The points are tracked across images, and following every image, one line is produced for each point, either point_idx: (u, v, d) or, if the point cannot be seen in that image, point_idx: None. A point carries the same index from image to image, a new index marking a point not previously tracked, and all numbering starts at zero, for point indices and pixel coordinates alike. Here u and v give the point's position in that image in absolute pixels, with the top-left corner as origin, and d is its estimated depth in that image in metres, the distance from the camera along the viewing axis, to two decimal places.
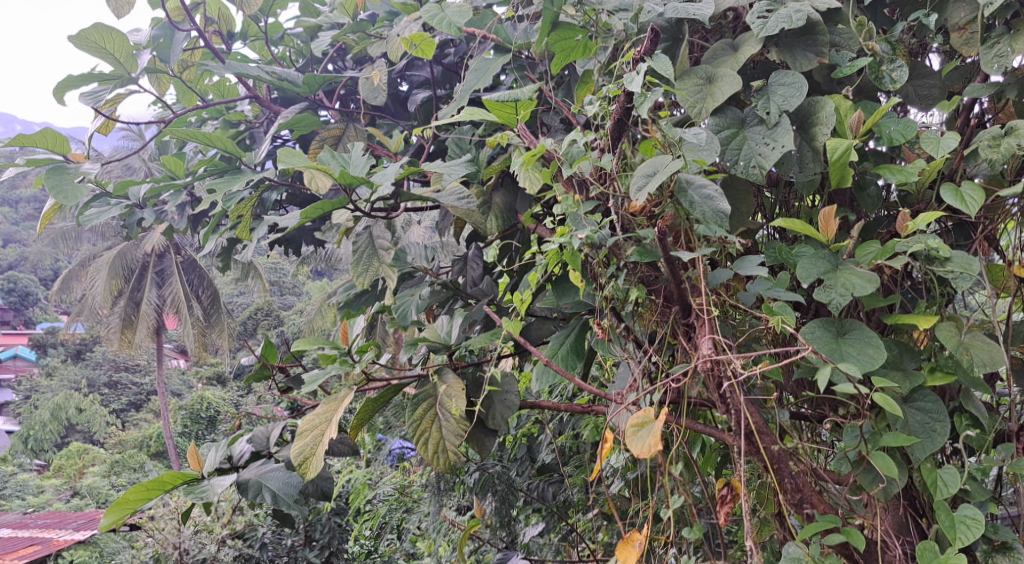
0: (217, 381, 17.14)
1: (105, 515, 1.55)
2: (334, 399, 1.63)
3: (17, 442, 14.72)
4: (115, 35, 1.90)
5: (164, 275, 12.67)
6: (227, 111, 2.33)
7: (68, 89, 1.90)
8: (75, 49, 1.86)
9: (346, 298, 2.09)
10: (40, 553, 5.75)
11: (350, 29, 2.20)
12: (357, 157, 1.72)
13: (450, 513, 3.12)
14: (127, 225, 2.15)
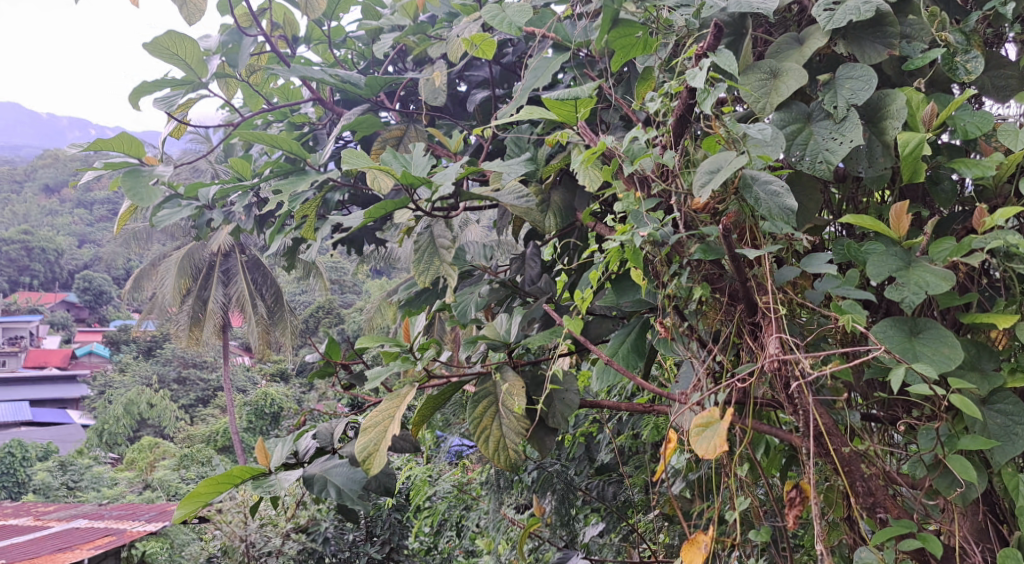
0: (281, 377, 17.42)
1: (178, 508, 1.57)
2: (396, 396, 1.64)
3: (92, 436, 15.14)
4: (188, 41, 1.93)
5: (230, 274, 12.87)
6: (291, 113, 2.36)
7: (143, 95, 1.93)
8: (150, 56, 1.90)
9: (408, 296, 2.10)
10: (117, 543, 5.03)
11: (411, 31, 2.22)
12: (419, 158, 1.73)
13: (508, 512, 3.13)
14: (197, 226, 2.17)
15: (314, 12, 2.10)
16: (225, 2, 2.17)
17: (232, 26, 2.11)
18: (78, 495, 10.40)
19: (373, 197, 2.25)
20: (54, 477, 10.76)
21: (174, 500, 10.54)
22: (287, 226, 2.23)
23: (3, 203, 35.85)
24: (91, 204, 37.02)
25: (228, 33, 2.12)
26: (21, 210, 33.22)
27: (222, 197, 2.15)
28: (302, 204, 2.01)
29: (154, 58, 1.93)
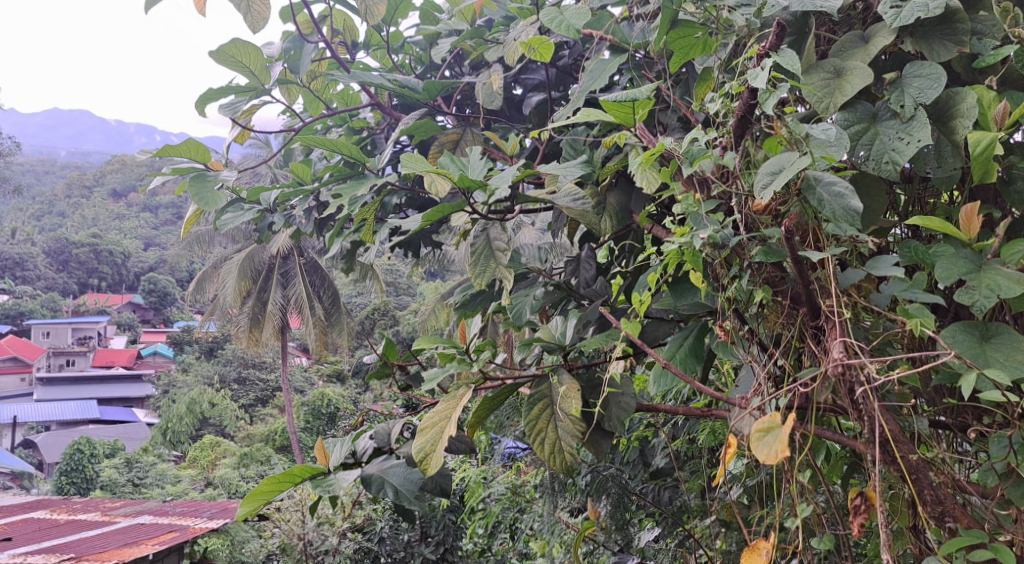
0: (337, 378, 17.63)
1: (240, 506, 1.60)
2: (452, 397, 1.65)
3: (157, 434, 15.44)
4: (251, 49, 1.96)
5: (289, 276, 13.03)
6: (350, 118, 2.40)
7: (208, 102, 1.97)
8: (215, 64, 1.93)
9: (463, 299, 2.10)
10: (179, 539, 5.05)
11: (468, 35, 2.23)
12: (475, 161, 1.75)
13: (563, 515, 3.12)
14: (258, 229, 2.19)
15: (374, 19, 2.06)
16: (287, 10, 2.20)
17: (294, 34, 2.14)
18: (143, 491, 10.59)
19: (430, 201, 2.27)
20: (120, 474, 10.98)
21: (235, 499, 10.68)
22: (346, 230, 2.25)
23: (73, 206, 36.84)
24: (156, 208, 37.88)
25: (290, 40, 2.15)
26: (90, 214, 34.18)
27: (282, 200, 2.18)
28: (361, 208, 2.03)
29: (220, 66, 1.96)
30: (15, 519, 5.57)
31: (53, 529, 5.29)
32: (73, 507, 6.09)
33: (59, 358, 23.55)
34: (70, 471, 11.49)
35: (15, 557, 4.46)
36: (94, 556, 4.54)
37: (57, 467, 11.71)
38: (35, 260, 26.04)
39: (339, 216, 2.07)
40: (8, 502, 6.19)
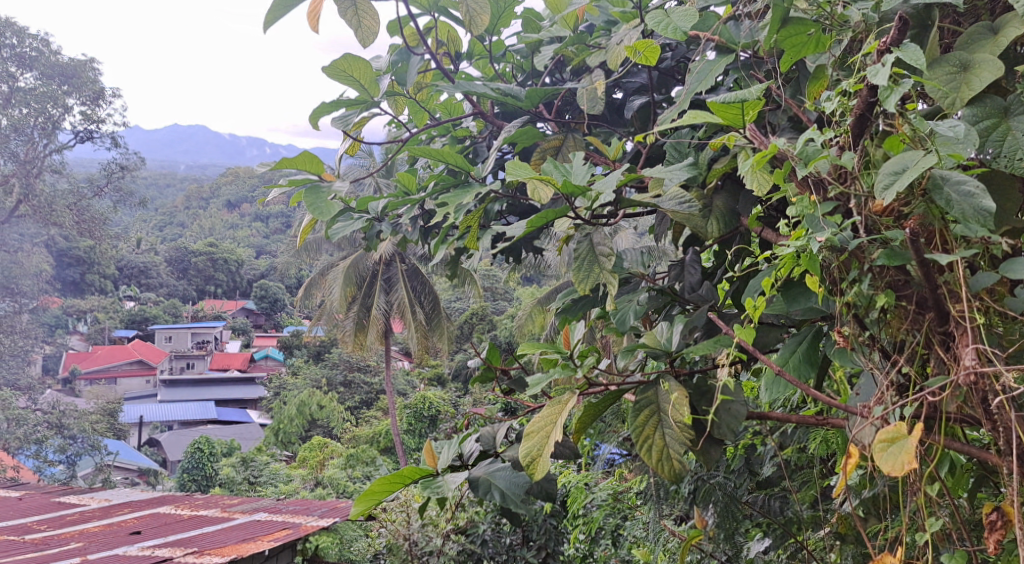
0: (438, 382, 17.91)
1: (354, 505, 1.67)
2: (557, 403, 1.67)
3: (269, 435, 15.96)
4: (361, 63, 2.00)
5: (391, 282, 13.24)
6: (453, 128, 2.43)
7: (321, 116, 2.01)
8: (328, 78, 1.97)
9: (565, 303, 2.08)
10: (293, 536, 5.07)
11: (571, 42, 2.23)
12: (578, 167, 1.78)
13: (669, 524, 3.05)
14: (367, 238, 2.24)
15: (478, 29, 2.06)
16: (395, 23, 2.24)
17: (400, 46, 2.18)
18: (258, 490, 10.84)
19: (532, 207, 2.27)
20: (237, 473, 11.27)
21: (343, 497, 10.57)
22: (450, 236, 2.27)
23: (191, 217, 38.42)
24: (267, 217, 38.96)
25: (397, 52, 2.19)
26: (207, 223, 35.66)
27: (390, 209, 2.21)
28: (465, 215, 2.06)
29: (333, 81, 2.01)
30: (142, 513, 5.70)
31: (177, 524, 5.41)
32: (195, 503, 6.17)
33: (181, 361, 24.71)
34: (191, 469, 11.95)
35: (144, 550, 4.62)
36: (213, 551, 4.62)
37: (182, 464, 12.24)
38: (157, 268, 27.06)
39: (445, 223, 2.10)
40: (138, 496, 6.31)
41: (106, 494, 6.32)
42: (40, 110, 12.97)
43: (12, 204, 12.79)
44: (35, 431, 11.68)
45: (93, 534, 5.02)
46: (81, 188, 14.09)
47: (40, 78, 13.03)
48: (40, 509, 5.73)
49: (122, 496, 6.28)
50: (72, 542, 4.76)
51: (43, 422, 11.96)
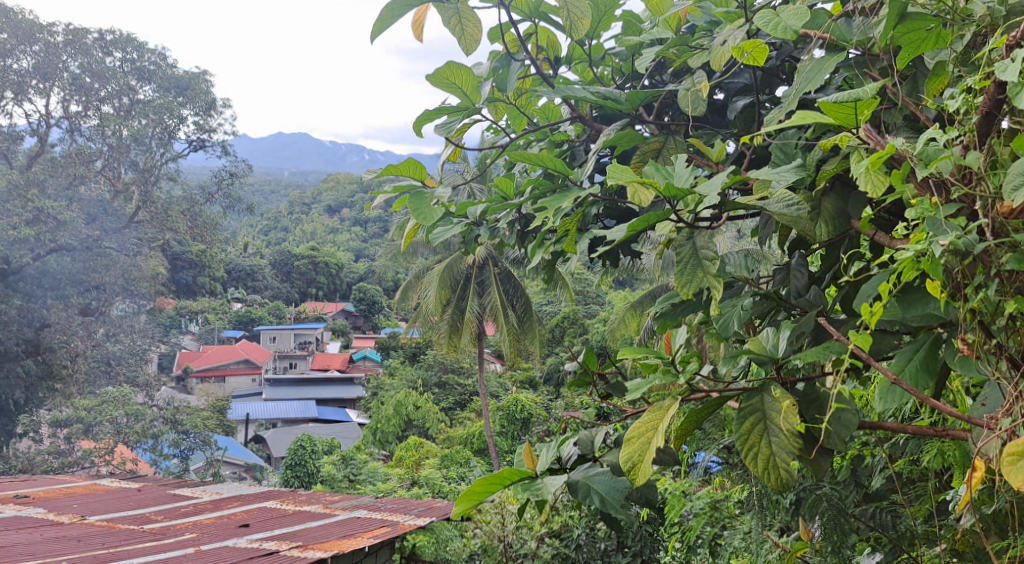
0: (530, 385, 18.03)
1: (457, 504, 1.71)
2: (658, 408, 1.69)
3: (368, 435, 16.26)
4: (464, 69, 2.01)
5: (484, 286, 13.19)
6: (551, 132, 2.43)
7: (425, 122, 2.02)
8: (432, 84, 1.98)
9: (665, 308, 2.05)
10: (393, 534, 5.12)
11: (673, 43, 2.20)
12: (681, 170, 1.77)
13: (772, 534, 2.96)
14: (467, 241, 2.25)
15: (578, 34, 2.05)
16: (494, 29, 2.23)
17: (501, 53, 2.17)
18: (357, 486, 10.93)
19: (631, 210, 2.24)
20: (338, 470, 11.37)
21: (442, 498, 10.45)
22: (548, 240, 2.28)
23: (294, 223, 39.56)
24: (366, 222, 39.60)
25: (498, 59, 2.18)
26: (309, 228, 36.71)
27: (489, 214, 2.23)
28: (564, 219, 2.07)
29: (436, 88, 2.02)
30: (250, 507, 5.84)
31: (284, 518, 5.53)
32: (299, 498, 6.29)
33: (284, 361, 25.57)
34: (296, 465, 12.72)
35: (252, 542, 4.73)
36: (317, 545, 4.70)
37: (284, 461, 12.86)
38: (263, 270, 27.87)
39: (543, 228, 2.12)
40: (247, 490, 6.48)
41: (218, 488, 6.50)
42: (158, 121, 13.42)
43: (130, 210, 13.32)
44: (151, 426, 12.10)
45: (205, 525, 5.16)
46: (194, 195, 14.62)
47: (158, 90, 13.61)
48: (156, 500, 5.92)
49: (232, 490, 6.45)
50: (187, 533, 4.91)
51: (159, 417, 12.37)
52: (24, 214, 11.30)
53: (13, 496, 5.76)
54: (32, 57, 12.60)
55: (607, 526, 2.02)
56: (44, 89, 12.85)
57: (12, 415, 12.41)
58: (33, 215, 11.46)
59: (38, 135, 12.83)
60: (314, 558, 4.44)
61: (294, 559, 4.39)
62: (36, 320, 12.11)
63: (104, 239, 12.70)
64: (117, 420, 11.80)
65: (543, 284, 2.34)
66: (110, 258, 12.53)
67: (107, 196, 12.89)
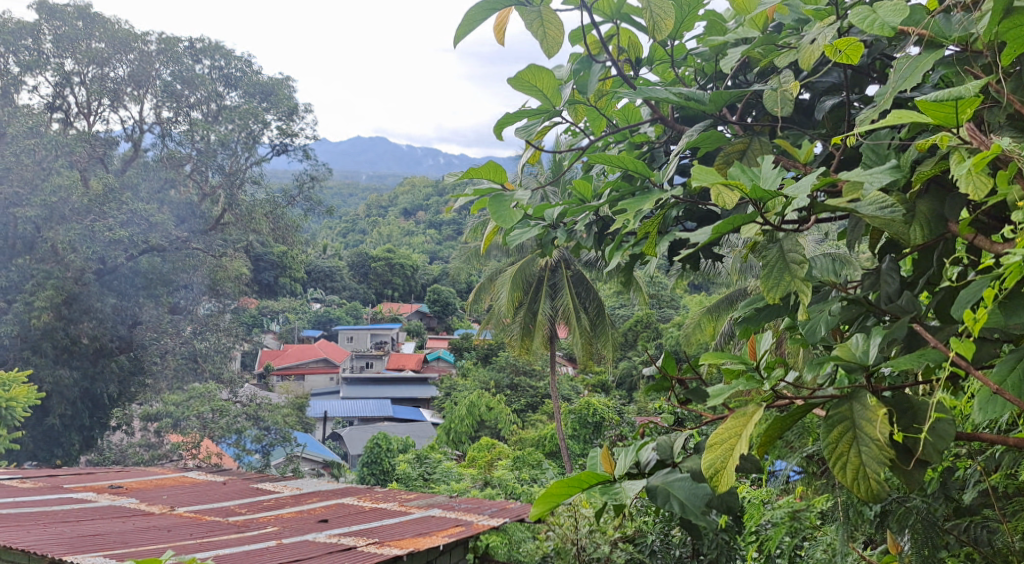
0: (603, 389, 17.93)
1: (535, 506, 1.75)
2: (742, 415, 1.67)
3: (442, 435, 16.36)
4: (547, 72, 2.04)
5: (557, 288, 13.15)
6: (631, 133, 2.40)
7: (505, 126, 2.03)
8: (512, 87, 2.01)
9: (749, 312, 2.01)
10: (466, 533, 5.13)
11: (760, 43, 2.16)
12: (768, 171, 1.74)
13: (857, 548, 2.86)
14: (543, 244, 2.26)
15: (661, 35, 2.02)
16: (576, 31, 2.22)
17: (583, 55, 2.17)
18: (432, 486, 10.99)
19: (712, 212, 2.21)
20: (413, 469, 11.44)
21: (514, 498, 10.43)
22: (626, 242, 2.26)
23: (372, 226, 40.15)
24: (441, 225, 39.80)
25: (581, 62, 2.17)
26: (385, 232, 37.22)
27: (566, 216, 2.21)
28: (644, 222, 2.06)
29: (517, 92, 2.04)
30: (329, 503, 5.92)
31: (361, 514, 5.59)
32: (376, 495, 6.35)
33: (361, 361, 25.92)
34: (371, 463, 12.85)
35: (331, 537, 4.79)
36: (393, 543, 4.74)
37: (360, 459, 13.01)
38: (341, 272, 28.32)
39: (622, 229, 2.11)
40: (326, 486, 6.57)
41: (299, 483, 6.61)
42: (243, 126, 13.70)
43: (217, 213, 13.62)
44: (235, 422, 12.32)
45: (286, 519, 5.25)
46: (276, 198, 14.53)
47: (244, 96, 14.01)
48: (240, 493, 6.05)
49: (312, 485, 6.54)
50: (269, 526, 4.99)
51: (242, 413, 12.60)
52: (118, 216, 11.88)
53: (107, 485, 5.96)
54: (127, 66, 13.07)
55: (685, 532, 2.03)
56: (139, 96, 13.37)
57: (105, 409, 12.86)
58: (127, 217, 12.07)
59: (133, 141, 13.51)
60: (391, 555, 4.46)
61: (372, 555, 4.43)
62: (128, 318, 12.61)
63: (192, 241, 13.05)
64: (203, 416, 12.08)
65: (620, 288, 2.32)
66: (198, 259, 12.87)
67: (195, 199, 13.31)
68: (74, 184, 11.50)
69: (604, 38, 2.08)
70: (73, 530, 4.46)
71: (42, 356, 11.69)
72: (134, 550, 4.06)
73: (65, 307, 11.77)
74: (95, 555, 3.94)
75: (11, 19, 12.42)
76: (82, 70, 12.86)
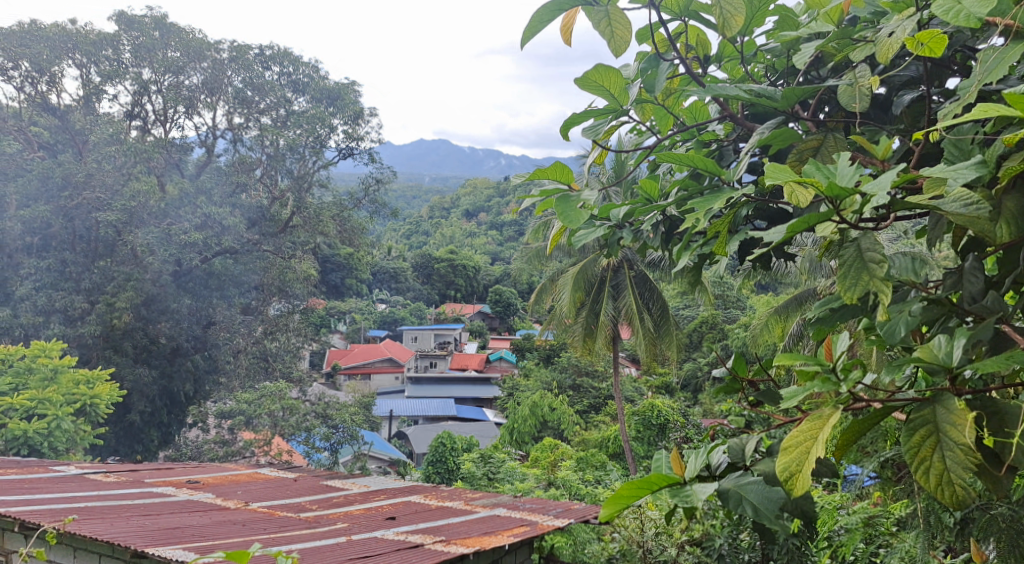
0: (667, 390, 17.75)
1: (604, 506, 1.79)
2: (817, 418, 1.64)
3: (506, 435, 16.38)
4: (614, 72, 2.05)
5: (620, 288, 13.05)
6: (699, 132, 2.36)
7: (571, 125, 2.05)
8: (578, 88, 2.03)
9: (824, 312, 1.97)
10: (531, 533, 5.11)
11: (835, 38, 2.11)
12: (845, 168, 1.71)
13: (939, 554, 2.82)
14: (609, 244, 2.24)
15: (731, 31, 1.99)
16: (644, 29, 2.21)
17: (650, 53, 2.15)
18: (496, 485, 11.01)
19: (784, 212, 2.16)
20: (477, 468, 11.47)
21: (578, 499, 10.36)
22: (694, 242, 2.23)
23: (436, 228, 40.40)
24: (502, 225, 39.93)
25: (647, 61, 2.15)
26: (448, 233, 37.42)
27: (633, 216, 2.19)
28: (714, 221, 2.04)
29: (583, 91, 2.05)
30: (395, 501, 5.96)
31: (427, 513, 5.61)
32: (442, 494, 6.37)
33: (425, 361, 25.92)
34: (436, 461, 12.94)
35: (398, 534, 4.82)
36: (460, 541, 4.74)
37: (425, 457, 13.10)
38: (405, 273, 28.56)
39: (690, 228, 2.09)
40: (393, 484, 6.61)
41: (367, 481, 6.66)
42: (311, 131, 13.63)
43: (286, 216, 13.70)
44: (304, 420, 12.44)
45: (355, 516, 5.29)
46: (343, 201, 14.70)
47: (311, 102, 14.05)
48: (310, 490, 6.12)
49: (379, 483, 6.59)
50: (339, 522, 5.04)
51: (311, 412, 12.70)
52: (193, 220, 12.29)
53: (185, 480, 6.07)
54: (201, 74, 13.28)
55: (758, 534, 2.08)
56: (212, 103, 13.62)
57: (182, 406, 13.18)
58: (200, 221, 12.33)
59: (207, 146, 13.88)
60: (458, 553, 4.47)
61: (439, 553, 4.43)
62: (203, 318, 12.92)
63: (263, 243, 13.29)
64: (274, 414, 12.24)
65: (688, 288, 2.29)
66: (268, 261, 13.08)
67: (266, 202, 13.41)
68: (152, 189, 11.80)
69: (671, 36, 2.07)
70: (153, 523, 4.56)
71: (122, 355, 12.04)
72: (212, 544, 4.14)
73: (144, 307, 12.15)
74: (176, 547, 4.02)
75: (93, 30, 12.79)
76: (159, 79, 13.15)
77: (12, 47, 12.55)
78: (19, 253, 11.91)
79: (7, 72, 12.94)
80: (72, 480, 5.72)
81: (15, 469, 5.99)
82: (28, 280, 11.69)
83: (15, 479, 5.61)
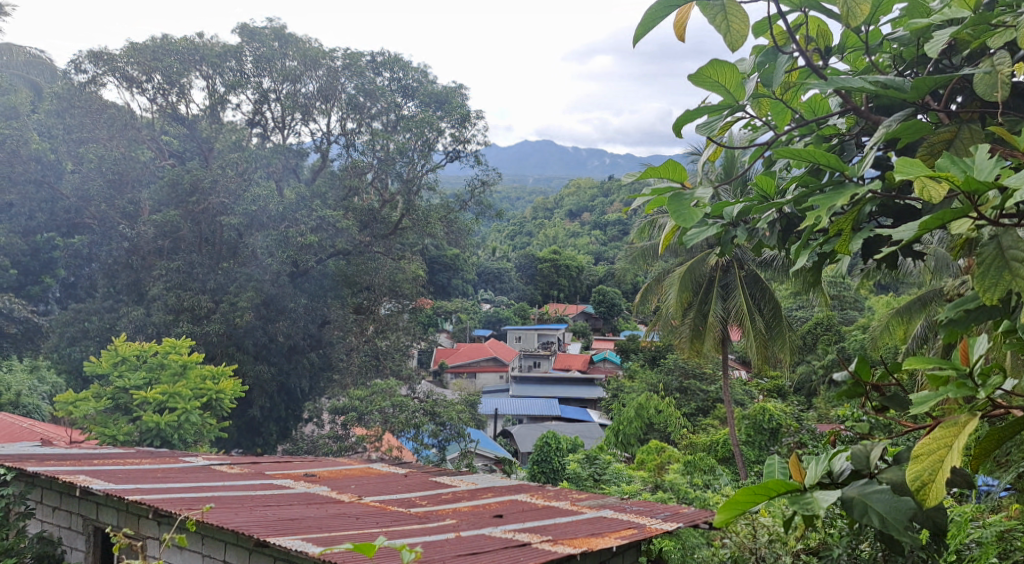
0: (779, 395, 17.23)
1: (719, 513, 1.75)
2: (951, 426, 1.71)
3: (611, 436, 16.18)
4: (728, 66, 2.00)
5: (729, 289, 12.75)
6: (819, 127, 2.26)
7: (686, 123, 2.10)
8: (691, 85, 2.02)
9: (958, 313, 1.88)
10: (638, 536, 5.03)
11: (971, 23, 1.97)
12: (984, 162, 1.63)
13: None
14: (722, 243, 2.16)
15: (856, 21, 1.97)
16: (761, 22, 2.15)
17: (767, 47, 2.08)
18: (602, 486, 10.86)
19: (913, 207, 2.04)
20: (583, 469, 11.39)
21: (687, 503, 10.14)
22: (813, 241, 2.14)
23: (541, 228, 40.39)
24: (606, 225, 39.69)
25: (764, 54, 2.08)
26: (551, 233, 37.39)
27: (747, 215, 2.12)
28: (838, 218, 1.96)
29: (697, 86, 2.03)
30: (503, 498, 5.97)
31: (534, 511, 5.61)
32: (548, 493, 6.34)
33: (529, 361, 25.75)
34: (542, 461, 12.90)
35: (506, 532, 4.81)
36: (567, 541, 4.70)
37: (531, 457, 13.06)
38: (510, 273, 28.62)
39: (810, 226, 2.00)
40: (500, 482, 6.62)
41: (474, 478, 6.68)
42: (419, 135, 13.38)
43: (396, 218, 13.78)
44: (414, 417, 12.39)
45: (464, 513, 5.30)
46: (451, 202, 14.79)
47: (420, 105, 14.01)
48: (420, 485, 6.19)
49: (487, 481, 6.61)
50: (447, 518, 5.06)
51: (420, 408, 12.62)
52: (309, 223, 12.32)
53: (303, 473, 6.22)
54: (316, 81, 13.57)
55: (883, 547, 2.03)
56: (326, 110, 13.90)
57: (298, 402, 13.50)
58: (317, 223, 12.39)
59: (321, 151, 14.26)
60: (565, 553, 4.42)
61: (546, 553, 4.38)
62: (318, 318, 13.22)
63: (374, 245, 13.56)
64: (385, 411, 12.38)
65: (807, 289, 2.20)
66: (378, 261, 13.28)
67: (377, 204, 13.61)
68: (272, 193, 12.15)
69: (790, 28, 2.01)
70: (273, 513, 4.67)
71: (244, 352, 12.44)
72: (330, 535, 4.19)
73: (264, 307, 12.55)
74: (295, 537, 4.09)
75: (218, 42, 13.33)
76: (278, 87, 13.57)
77: (147, 60, 13.09)
78: (151, 254, 12.61)
79: (141, 84, 13.51)
80: (199, 471, 5.91)
81: (149, 459, 6.23)
82: (159, 281, 12.14)
83: (149, 468, 5.83)
